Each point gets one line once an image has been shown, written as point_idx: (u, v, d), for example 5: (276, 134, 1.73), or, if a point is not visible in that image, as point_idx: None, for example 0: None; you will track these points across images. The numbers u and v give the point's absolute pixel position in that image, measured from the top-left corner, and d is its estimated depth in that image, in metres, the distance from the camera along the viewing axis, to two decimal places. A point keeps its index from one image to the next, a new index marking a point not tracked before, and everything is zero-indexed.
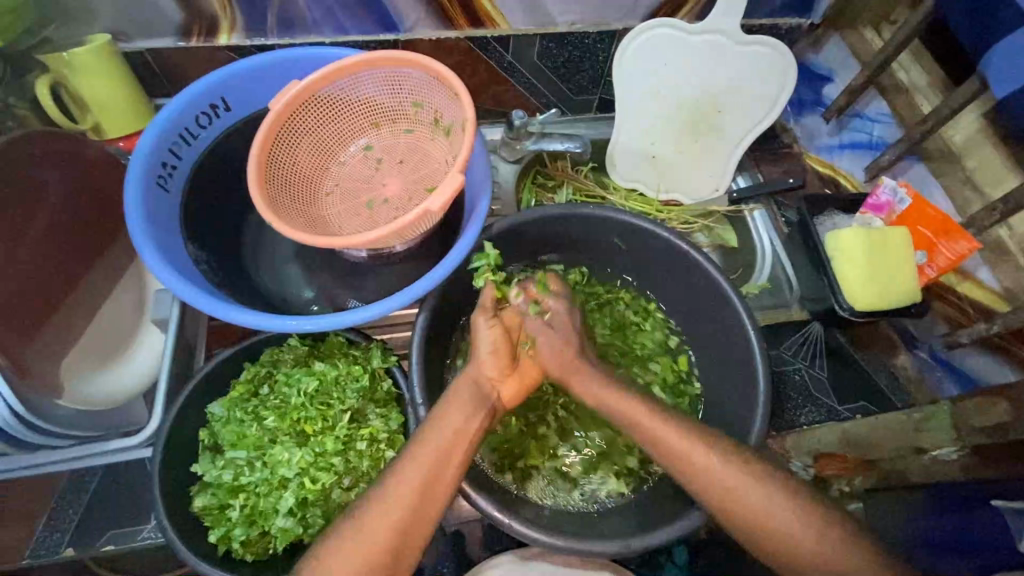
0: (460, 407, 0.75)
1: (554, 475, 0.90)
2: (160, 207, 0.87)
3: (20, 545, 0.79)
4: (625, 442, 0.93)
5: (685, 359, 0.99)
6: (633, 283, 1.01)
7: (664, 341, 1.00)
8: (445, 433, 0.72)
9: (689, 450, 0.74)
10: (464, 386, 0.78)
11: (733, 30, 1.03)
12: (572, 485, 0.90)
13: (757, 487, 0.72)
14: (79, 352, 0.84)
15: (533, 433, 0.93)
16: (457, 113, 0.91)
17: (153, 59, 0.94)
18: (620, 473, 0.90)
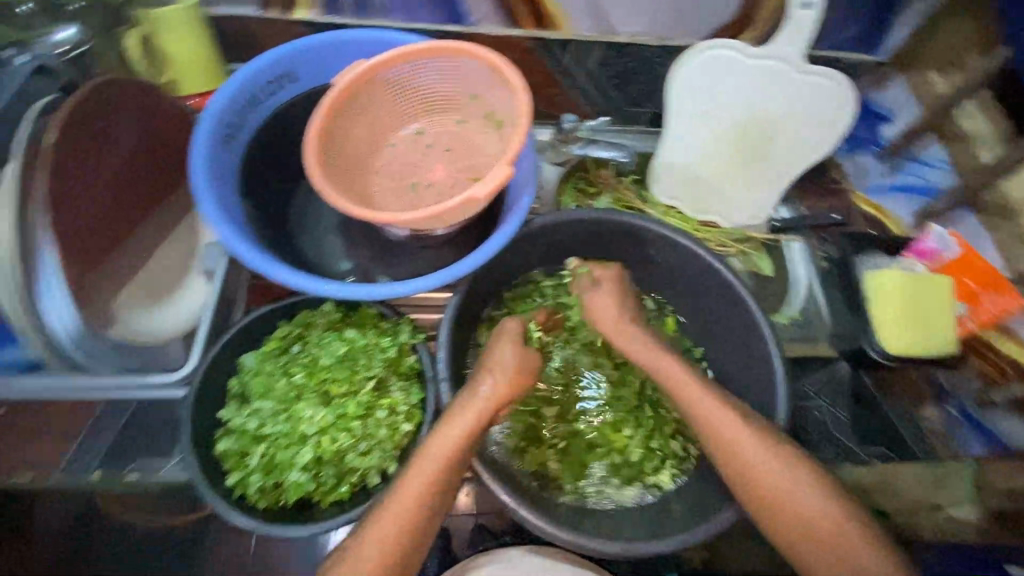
0: (456, 437, 0.73)
1: (614, 472, 0.90)
2: (221, 164, 0.91)
3: (54, 462, 0.84)
4: (668, 424, 0.94)
5: (672, 322, 1.01)
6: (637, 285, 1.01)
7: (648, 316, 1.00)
8: (440, 463, 0.72)
9: (723, 424, 0.77)
10: (470, 417, 0.75)
11: (797, 59, 1.03)
12: (633, 483, 0.89)
13: (783, 470, 0.74)
14: (130, 291, 0.87)
15: (586, 423, 0.95)
16: (512, 107, 0.93)
17: (233, 25, 0.99)
18: (676, 456, 0.92)
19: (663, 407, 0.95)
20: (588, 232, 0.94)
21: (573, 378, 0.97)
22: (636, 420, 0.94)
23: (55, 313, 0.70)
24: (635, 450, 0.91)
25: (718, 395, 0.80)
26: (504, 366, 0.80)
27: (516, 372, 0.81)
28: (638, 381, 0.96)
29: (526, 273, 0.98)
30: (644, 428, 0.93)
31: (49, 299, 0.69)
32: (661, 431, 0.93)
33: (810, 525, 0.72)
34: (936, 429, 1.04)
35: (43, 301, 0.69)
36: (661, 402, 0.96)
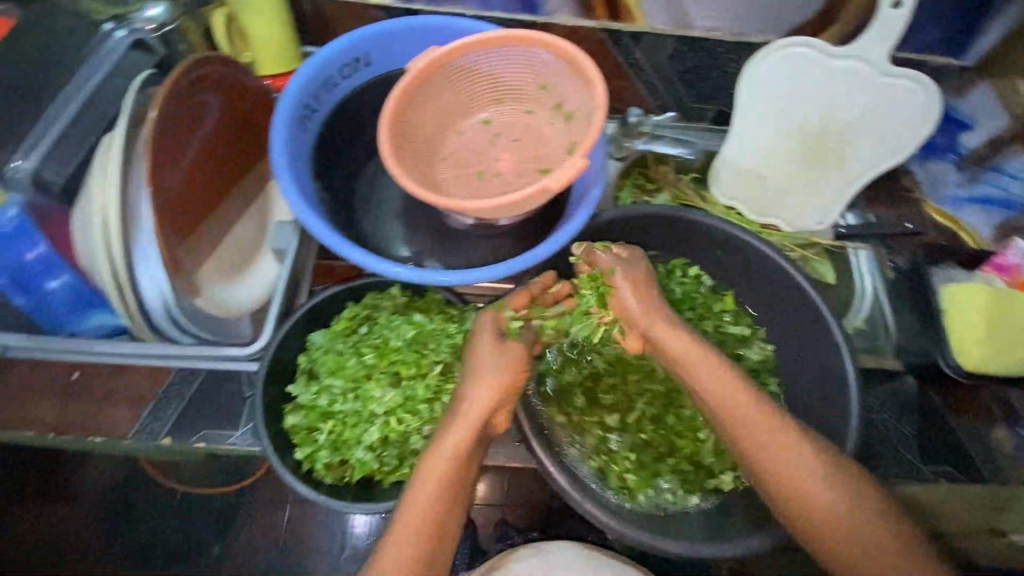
0: (450, 454, 0.71)
1: (680, 475, 0.88)
2: (297, 145, 0.92)
3: (126, 426, 0.87)
4: None
5: (729, 297, 0.97)
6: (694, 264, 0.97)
7: (710, 307, 0.96)
8: (438, 481, 0.70)
9: (769, 432, 0.74)
10: (460, 434, 0.72)
11: (882, 60, 1.00)
12: (697, 489, 0.87)
13: (810, 471, 0.72)
14: (210, 265, 0.85)
15: (656, 424, 0.92)
16: (586, 100, 0.93)
17: (312, 9, 1.00)
18: None
19: None
20: (666, 232, 0.94)
21: (629, 373, 0.94)
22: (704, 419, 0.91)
23: (149, 281, 0.68)
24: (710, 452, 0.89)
25: (765, 400, 0.76)
26: (483, 371, 0.75)
27: (498, 373, 0.75)
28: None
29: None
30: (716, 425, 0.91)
31: (145, 267, 0.67)
32: None
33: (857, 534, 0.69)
34: (1007, 452, 0.98)
35: (139, 269, 0.67)
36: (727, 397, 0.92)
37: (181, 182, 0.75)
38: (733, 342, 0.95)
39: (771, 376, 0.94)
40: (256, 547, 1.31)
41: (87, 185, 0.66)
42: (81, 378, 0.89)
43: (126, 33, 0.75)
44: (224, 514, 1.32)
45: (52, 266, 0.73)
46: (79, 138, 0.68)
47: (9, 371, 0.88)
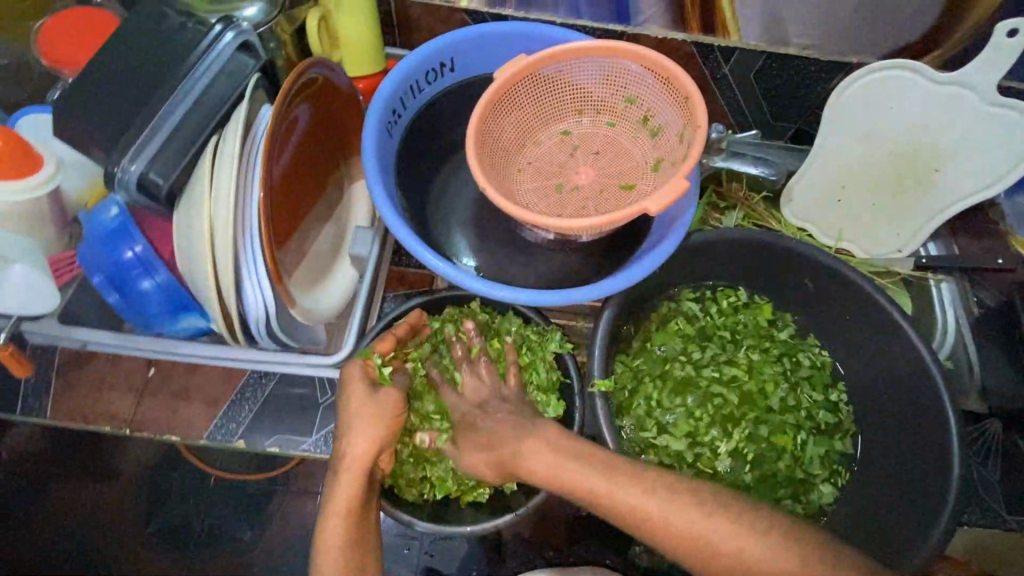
0: (344, 513, 0.72)
1: (789, 508, 0.89)
2: (384, 150, 0.91)
3: (200, 426, 0.87)
4: (820, 425, 0.93)
5: (766, 306, 0.96)
6: (738, 286, 0.96)
7: (758, 323, 0.96)
8: (339, 541, 0.71)
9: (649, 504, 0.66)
10: (348, 489, 0.72)
11: (988, 89, 0.95)
12: (802, 515, 0.89)
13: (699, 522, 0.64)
14: (302, 271, 0.83)
15: (759, 443, 0.90)
16: (678, 118, 0.92)
17: (397, 9, 0.98)
18: (831, 467, 0.92)
19: (819, 412, 0.93)
20: (763, 259, 0.91)
21: (727, 418, 0.91)
22: (791, 439, 0.91)
23: (253, 289, 0.67)
24: (812, 461, 0.91)
25: (628, 468, 0.69)
26: (356, 422, 0.74)
27: (375, 418, 0.75)
28: (784, 396, 0.93)
29: (663, 294, 0.95)
30: (814, 434, 0.92)
31: (250, 275, 0.66)
32: (835, 439, 0.92)
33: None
34: None
35: (244, 277, 0.66)
36: (809, 407, 0.93)
37: (280, 185, 0.74)
38: (799, 360, 0.95)
39: (830, 378, 0.96)
40: (284, 537, 1.32)
41: (192, 186, 0.65)
42: (156, 375, 0.89)
43: (232, 36, 0.71)
44: (257, 502, 1.34)
45: (149, 264, 0.72)
46: (189, 136, 0.68)
47: (87, 363, 0.89)
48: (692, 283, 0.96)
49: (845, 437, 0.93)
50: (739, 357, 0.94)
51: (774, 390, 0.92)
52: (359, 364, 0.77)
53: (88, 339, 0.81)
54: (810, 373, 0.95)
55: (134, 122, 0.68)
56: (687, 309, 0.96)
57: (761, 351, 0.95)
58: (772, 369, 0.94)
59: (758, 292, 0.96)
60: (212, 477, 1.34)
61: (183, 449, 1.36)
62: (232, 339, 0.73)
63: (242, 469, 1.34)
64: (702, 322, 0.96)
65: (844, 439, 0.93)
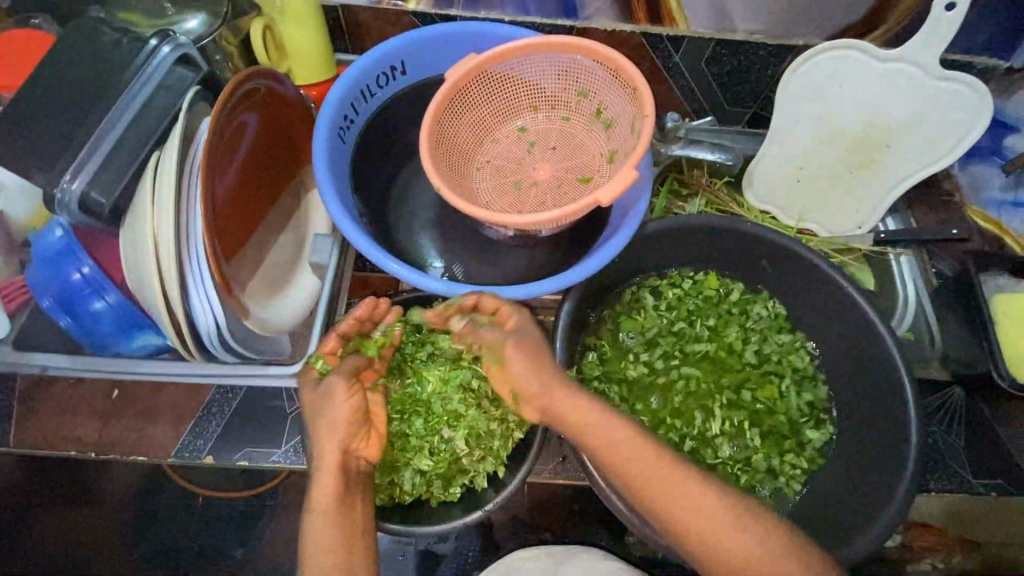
0: (329, 504, 0.69)
1: (789, 462, 0.90)
2: (338, 156, 0.90)
3: (168, 444, 0.86)
4: (796, 375, 0.94)
5: (711, 275, 0.96)
6: (682, 267, 0.96)
7: (704, 296, 0.96)
8: (332, 536, 0.68)
9: (698, 494, 0.68)
10: (328, 482, 0.70)
11: (932, 62, 0.96)
12: (805, 469, 0.90)
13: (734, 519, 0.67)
14: (258, 280, 0.83)
15: (739, 406, 0.92)
16: (629, 107, 0.92)
17: (345, 15, 0.98)
18: (815, 415, 0.92)
19: (794, 360, 0.94)
20: (732, 246, 0.92)
21: (699, 402, 0.92)
22: (775, 388, 0.92)
23: (202, 304, 0.68)
24: (794, 410, 0.92)
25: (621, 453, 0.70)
26: (318, 413, 0.72)
27: (331, 402, 0.72)
28: (757, 347, 0.95)
29: (626, 280, 0.96)
30: (796, 382, 0.94)
31: (197, 289, 0.66)
32: (818, 381, 0.94)
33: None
34: None
35: (191, 288, 0.66)
36: (778, 359, 0.94)
37: (226, 197, 0.73)
38: (752, 316, 0.96)
39: (787, 325, 0.96)
40: (275, 552, 1.31)
41: (134, 202, 0.65)
42: (120, 396, 0.88)
43: (170, 49, 0.71)
44: (246, 518, 1.33)
45: (99, 284, 0.71)
46: (130, 151, 0.67)
47: (49, 389, 0.88)
48: (640, 275, 0.96)
49: (819, 384, 0.94)
50: (699, 335, 0.95)
51: (743, 347, 0.94)
52: (307, 372, 0.76)
53: (46, 364, 0.80)
54: (768, 325, 0.95)
55: (73, 142, 0.67)
56: (638, 299, 0.96)
57: (713, 325, 0.95)
58: (739, 331, 0.95)
59: (705, 266, 0.96)
60: (199, 496, 1.33)
61: (169, 469, 1.35)
62: (188, 353, 0.72)
63: (230, 487, 1.34)
64: (665, 309, 0.96)
65: (818, 387, 0.93)
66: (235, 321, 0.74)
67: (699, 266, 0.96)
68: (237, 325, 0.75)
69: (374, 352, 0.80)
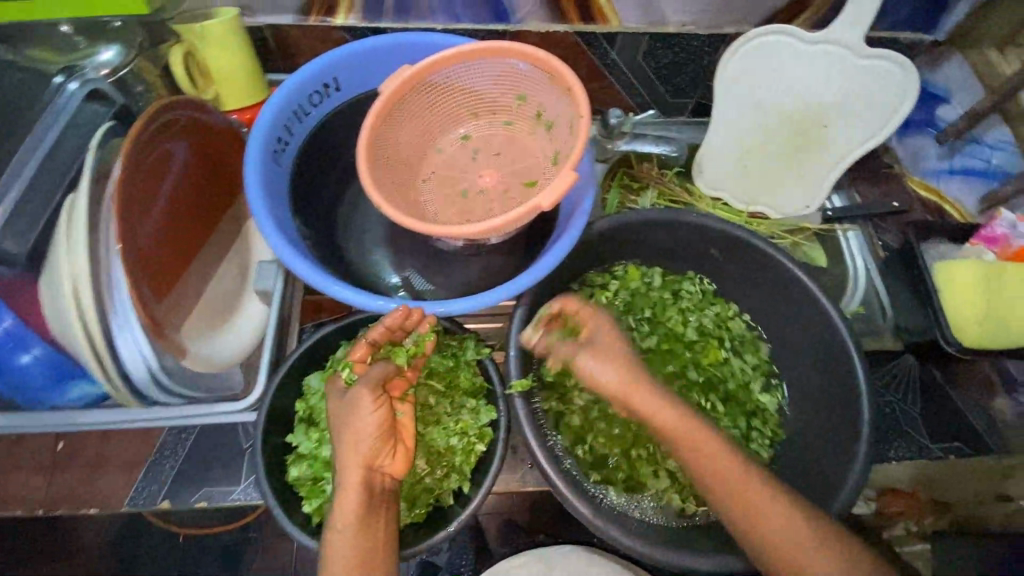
0: (350, 520, 0.68)
1: (749, 426, 0.91)
2: (276, 178, 0.89)
3: (122, 493, 0.83)
4: (733, 339, 0.96)
5: (633, 268, 0.95)
6: (614, 267, 0.96)
7: (636, 292, 0.95)
8: (351, 551, 0.67)
9: (733, 476, 0.71)
10: (350, 496, 0.69)
11: (858, 42, 0.98)
12: (770, 438, 0.91)
13: (757, 502, 0.70)
14: (196, 317, 0.80)
15: (688, 386, 0.91)
16: (565, 109, 0.91)
17: (272, 35, 0.96)
18: (761, 380, 0.95)
19: (730, 320, 0.97)
20: (677, 238, 0.93)
21: None
22: (718, 352, 0.93)
23: (131, 349, 0.65)
24: (746, 374, 0.94)
25: (696, 449, 0.72)
26: (343, 424, 0.71)
27: (356, 415, 0.71)
28: (693, 325, 0.95)
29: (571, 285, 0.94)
30: (737, 349, 0.95)
31: (124, 334, 0.64)
32: (762, 343, 0.96)
33: (818, 546, 0.68)
34: (1007, 419, 1.02)
35: (117, 335, 0.64)
36: (716, 324, 0.96)
37: (154, 231, 0.71)
38: (682, 294, 0.97)
39: (711, 299, 0.97)
40: None
41: (51, 249, 0.63)
42: (66, 448, 0.85)
43: (79, 85, 0.72)
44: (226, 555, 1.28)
45: (20, 338, 0.70)
46: (42, 195, 0.65)
47: None
48: (580, 280, 0.95)
49: (761, 346, 0.96)
50: (642, 336, 0.94)
51: (681, 328, 0.95)
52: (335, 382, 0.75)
53: None
54: (697, 302, 0.96)
55: None
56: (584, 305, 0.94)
57: (648, 317, 0.95)
58: (677, 314, 0.95)
59: (629, 258, 0.96)
60: (180, 535, 1.28)
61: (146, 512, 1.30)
62: (120, 395, 0.69)
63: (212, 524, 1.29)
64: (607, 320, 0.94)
65: (759, 349, 0.96)
66: (171, 356, 0.72)
67: (639, 261, 0.96)
68: (172, 361, 0.72)
69: (406, 361, 0.78)
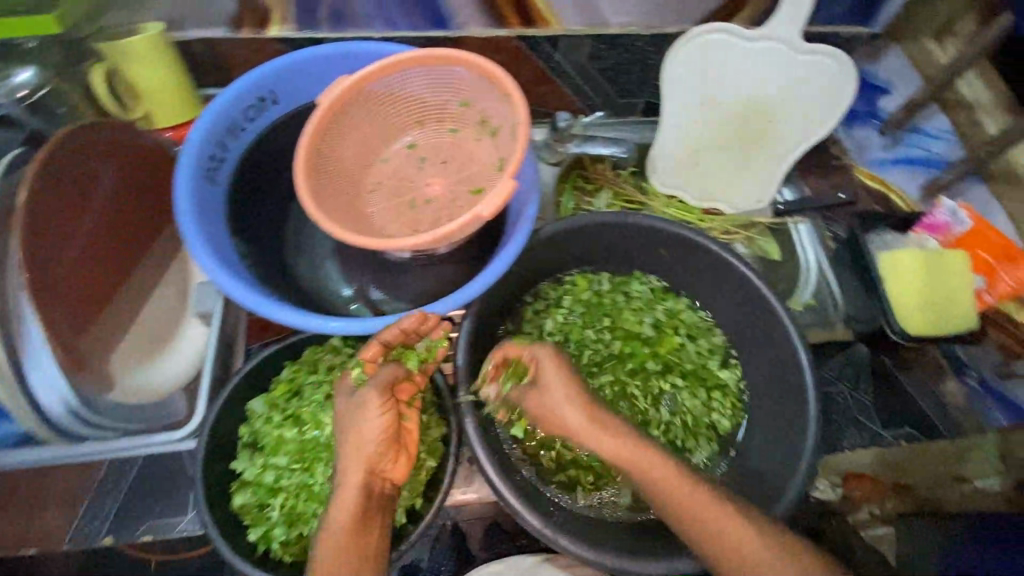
0: (344, 523, 0.67)
1: (704, 406, 0.93)
2: (210, 197, 0.87)
3: (63, 530, 0.81)
4: (684, 326, 0.96)
5: (580, 279, 0.97)
6: (564, 275, 0.97)
7: (588, 302, 0.96)
8: (344, 556, 0.65)
9: (678, 486, 0.70)
10: (347, 499, 0.67)
11: (795, 38, 0.99)
12: (731, 407, 0.93)
13: (704, 511, 0.69)
14: (128, 345, 0.82)
15: (644, 377, 0.93)
16: (507, 114, 0.90)
17: (204, 49, 0.93)
18: (720, 362, 0.95)
19: (681, 309, 0.97)
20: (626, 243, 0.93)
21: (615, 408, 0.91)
22: (673, 340, 0.95)
23: (46, 386, 0.67)
24: (701, 357, 0.95)
25: (644, 465, 0.71)
26: (347, 425, 0.70)
27: (360, 417, 0.70)
28: (649, 322, 0.96)
29: (526, 295, 0.95)
30: (691, 333, 0.96)
31: (36, 371, 0.67)
32: (714, 330, 0.96)
33: (771, 548, 0.68)
34: (959, 404, 1.04)
35: (29, 372, 0.66)
36: (670, 312, 0.96)
37: (72, 263, 0.73)
38: (631, 295, 0.97)
39: (664, 295, 0.97)
40: None
41: None
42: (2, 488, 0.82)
43: None
44: None
45: None
46: None
47: None
48: (531, 293, 0.96)
49: (713, 329, 0.96)
50: (597, 343, 0.94)
51: (639, 328, 0.95)
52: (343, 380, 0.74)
53: None
54: (648, 300, 0.97)
55: None
56: (537, 314, 0.95)
57: (608, 324, 0.95)
58: (632, 315, 0.96)
59: (576, 267, 0.97)
60: None
61: None
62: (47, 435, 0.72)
63: None
64: (564, 331, 0.95)
65: (711, 336, 0.96)
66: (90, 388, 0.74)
67: (586, 270, 0.97)
68: (96, 394, 0.75)
69: (415, 365, 0.77)
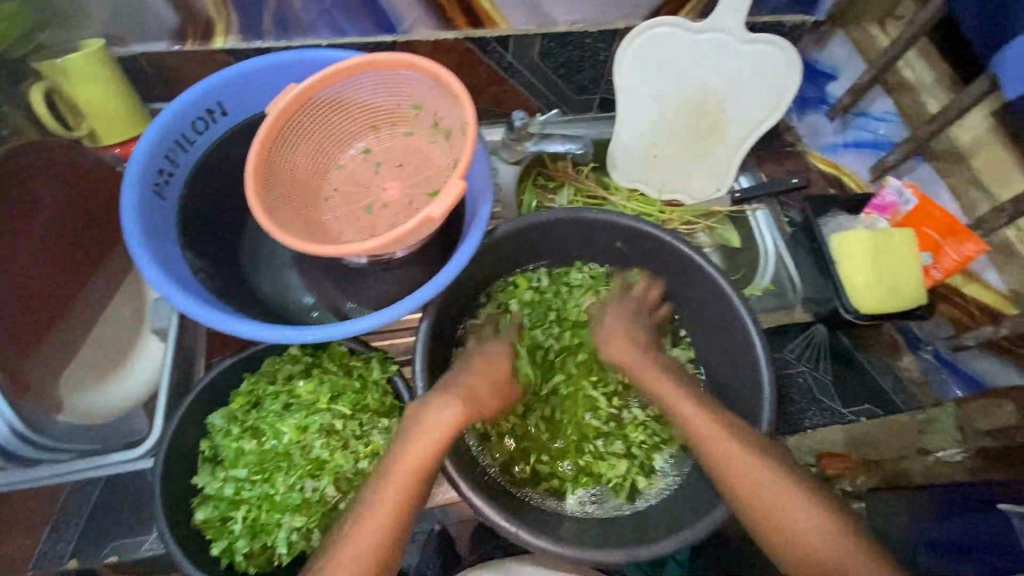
0: (399, 486, 0.69)
1: None
2: (159, 212, 0.86)
3: (26, 556, 0.81)
4: None
5: (521, 278, 0.97)
6: (514, 273, 0.97)
7: (544, 306, 0.96)
8: (393, 510, 0.68)
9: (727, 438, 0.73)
10: (413, 459, 0.70)
11: (738, 28, 1.01)
12: None
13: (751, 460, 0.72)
14: (78, 364, 0.86)
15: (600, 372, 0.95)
16: (457, 114, 0.90)
17: (149, 63, 0.93)
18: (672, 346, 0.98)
19: None
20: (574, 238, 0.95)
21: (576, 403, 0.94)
22: None
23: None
24: None
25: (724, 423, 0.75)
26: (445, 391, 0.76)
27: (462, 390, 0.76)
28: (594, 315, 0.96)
29: (482, 294, 0.96)
30: None
31: None
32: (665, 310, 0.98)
33: (793, 496, 0.69)
34: (915, 377, 1.08)
35: None
36: None
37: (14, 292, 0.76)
38: (572, 286, 0.98)
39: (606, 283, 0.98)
40: None
41: None
42: None
43: None
44: None
45: None
46: None
47: None
48: (489, 291, 0.97)
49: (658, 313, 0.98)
50: (549, 338, 0.96)
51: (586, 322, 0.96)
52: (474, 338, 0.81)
53: None
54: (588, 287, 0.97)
55: None
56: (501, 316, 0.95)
57: (558, 321, 0.97)
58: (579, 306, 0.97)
59: (514, 268, 0.97)
60: None
61: None
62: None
63: None
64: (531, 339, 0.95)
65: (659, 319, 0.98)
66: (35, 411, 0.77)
67: (523, 272, 0.97)
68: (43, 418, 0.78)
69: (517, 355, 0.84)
